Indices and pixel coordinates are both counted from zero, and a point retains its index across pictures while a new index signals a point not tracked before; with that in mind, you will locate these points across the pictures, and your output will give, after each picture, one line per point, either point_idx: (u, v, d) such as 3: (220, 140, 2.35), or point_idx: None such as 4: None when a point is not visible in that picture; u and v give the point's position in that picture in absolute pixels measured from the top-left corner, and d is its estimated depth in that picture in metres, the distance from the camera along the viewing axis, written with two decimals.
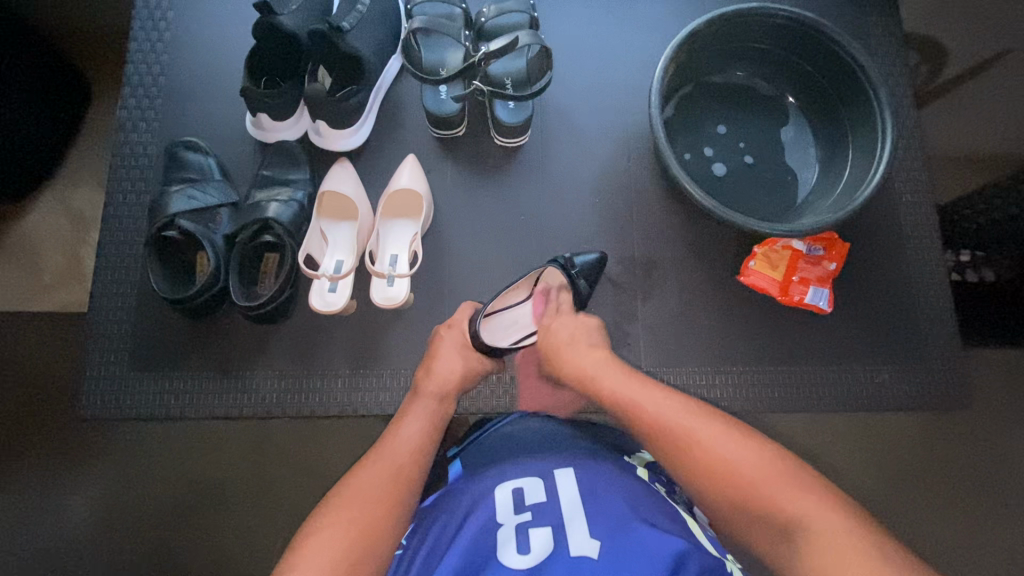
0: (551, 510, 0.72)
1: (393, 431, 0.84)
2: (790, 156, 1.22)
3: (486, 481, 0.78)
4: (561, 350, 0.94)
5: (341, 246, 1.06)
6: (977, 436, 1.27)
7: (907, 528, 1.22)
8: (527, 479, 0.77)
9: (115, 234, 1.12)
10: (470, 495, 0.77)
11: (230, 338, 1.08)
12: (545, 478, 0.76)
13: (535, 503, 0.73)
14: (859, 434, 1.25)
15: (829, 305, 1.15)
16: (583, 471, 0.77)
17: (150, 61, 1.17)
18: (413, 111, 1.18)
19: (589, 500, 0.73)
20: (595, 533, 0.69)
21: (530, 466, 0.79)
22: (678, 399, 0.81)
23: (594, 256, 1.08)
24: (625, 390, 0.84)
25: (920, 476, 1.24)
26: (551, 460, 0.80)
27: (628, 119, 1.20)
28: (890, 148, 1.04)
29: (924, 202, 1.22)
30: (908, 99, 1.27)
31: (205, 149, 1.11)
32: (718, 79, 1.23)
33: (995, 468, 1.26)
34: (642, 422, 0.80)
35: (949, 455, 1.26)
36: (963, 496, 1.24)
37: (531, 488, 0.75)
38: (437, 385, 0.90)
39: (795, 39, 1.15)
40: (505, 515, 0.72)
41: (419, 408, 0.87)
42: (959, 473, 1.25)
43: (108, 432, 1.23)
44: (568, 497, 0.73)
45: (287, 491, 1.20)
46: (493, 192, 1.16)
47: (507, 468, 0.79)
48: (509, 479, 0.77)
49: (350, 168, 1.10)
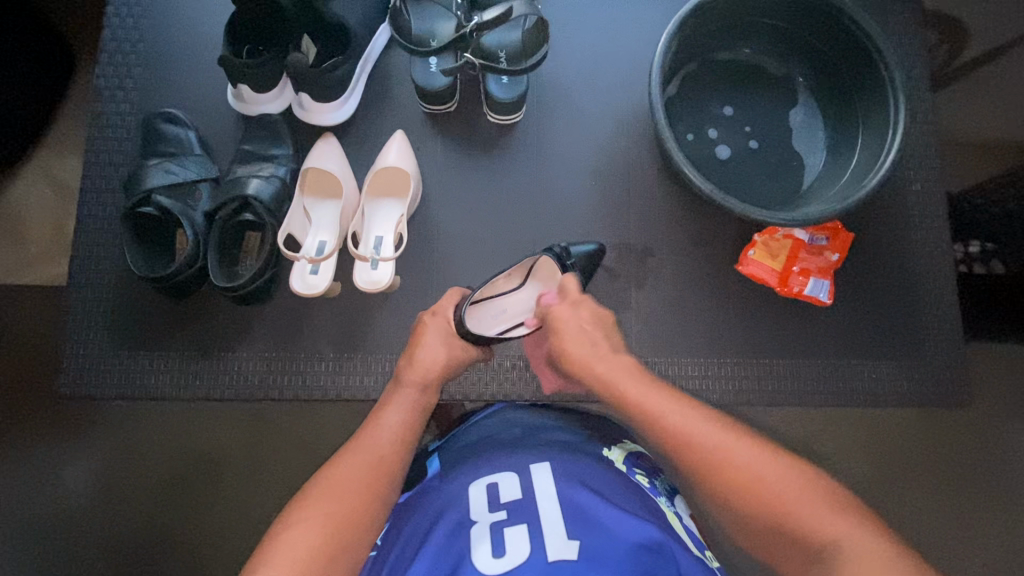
0: (526, 508, 0.70)
1: (374, 421, 0.82)
2: (797, 141, 1.16)
3: (461, 479, 0.76)
4: (576, 334, 0.89)
5: (324, 226, 1.02)
6: (973, 431, 1.25)
7: (900, 522, 1.21)
8: (502, 475, 0.75)
9: (93, 209, 1.08)
10: (446, 493, 0.75)
11: (211, 319, 1.06)
12: (521, 474, 0.74)
13: (510, 500, 0.71)
14: (855, 426, 1.23)
15: (829, 297, 1.11)
16: (560, 468, 0.75)
17: (126, 27, 1.12)
18: (402, 85, 1.13)
19: (566, 498, 0.70)
20: (572, 533, 0.66)
21: (506, 461, 0.77)
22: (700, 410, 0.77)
23: (593, 247, 1.05)
24: (643, 390, 0.80)
25: (914, 470, 1.23)
26: (527, 456, 0.78)
27: (629, 97, 1.15)
28: (902, 134, 0.99)
29: (935, 191, 1.17)
30: (925, 81, 1.20)
31: (184, 122, 1.06)
32: (725, 57, 1.17)
33: (988, 466, 1.24)
34: (659, 425, 0.76)
35: (944, 451, 1.24)
36: (956, 490, 1.23)
37: (505, 484, 0.73)
38: (419, 373, 0.88)
39: (808, 15, 1.09)
40: (479, 513, 0.70)
41: (401, 399, 0.85)
42: (954, 468, 1.24)
43: (94, 408, 1.22)
44: (544, 494, 0.71)
45: (275, 469, 1.19)
46: (486, 172, 1.12)
47: (482, 464, 0.78)
48: (483, 476, 0.75)
49: (335, 144, 1.06)
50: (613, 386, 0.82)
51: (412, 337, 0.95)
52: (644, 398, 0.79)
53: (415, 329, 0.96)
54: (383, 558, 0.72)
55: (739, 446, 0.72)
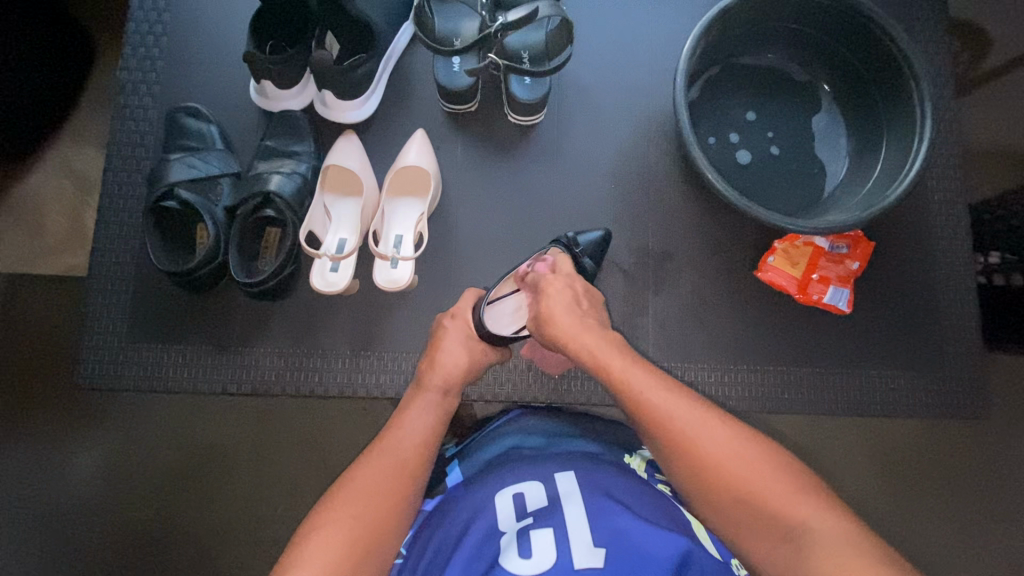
0: (553, 514, 0.70)
1: (396, 424, 0.82)
2: (819, 148, 1.15)
3: (485, 487, 0.76)
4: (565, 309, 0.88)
5: (343, 224, 1.02)
6: (989, 444, 1.24)
7: (912, 534, 1.20)
8: (527, 484, 0.75)
9: (114, 201, 1.08)
10: (471, 501, 0.75)
11: (230, 315, 1.06)
12: (546, 482, 0.74)
13: (536, 508, 0.71)
14: (869, 436, 1.22)
15: (849, 306, 1.10)
16: (585, 477, 0.75)
17: (151, 20, 1.12)
18: (424, 83, 1.12)
19: (591, 504, 0.70)
20: (598, 540, 0.66)
21: (530, 470, 0.77)
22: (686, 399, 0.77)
23: (599, 234, 1.06)
24: (630, 371, 0.80)
25: (928, 482, 1.22)
26: (551, 464, 0.78)
27: (651, 100, 1.14)
28: (928, 143, 0.98)
29: (958, 201, 1.16)
30: (950, 90, 1.19)
31: (207, 116, 1.07)
32: (748, 61, 1.16)
33: (1001, 480, 1.23)
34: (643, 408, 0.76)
35: (957, 464, 1.23)
36: (970, 503, 1.22)
37: (532, 493, 0.73)
38: (439, 375, 0.88)
39: (835, 21, 1.07)
40: (507, 522, 0.70)
41: (422, 401, 0.85)
42: (968, 480, 1.23)
43: (108, 398, 1.23)
44: (569, 501, 0.71)
45: (287, 463, 1.20)
46: (506, 172, 1.11)
47: (507, 473, 0.78)
48: (509, 485, 0.75)
49: (356, 142, 1.06)
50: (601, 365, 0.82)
51: (433, 337, 0.95)
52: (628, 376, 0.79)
53: (434, 334, 0.95)
54: (410, 567, 0.72)
55: (714, 430, 0.73)
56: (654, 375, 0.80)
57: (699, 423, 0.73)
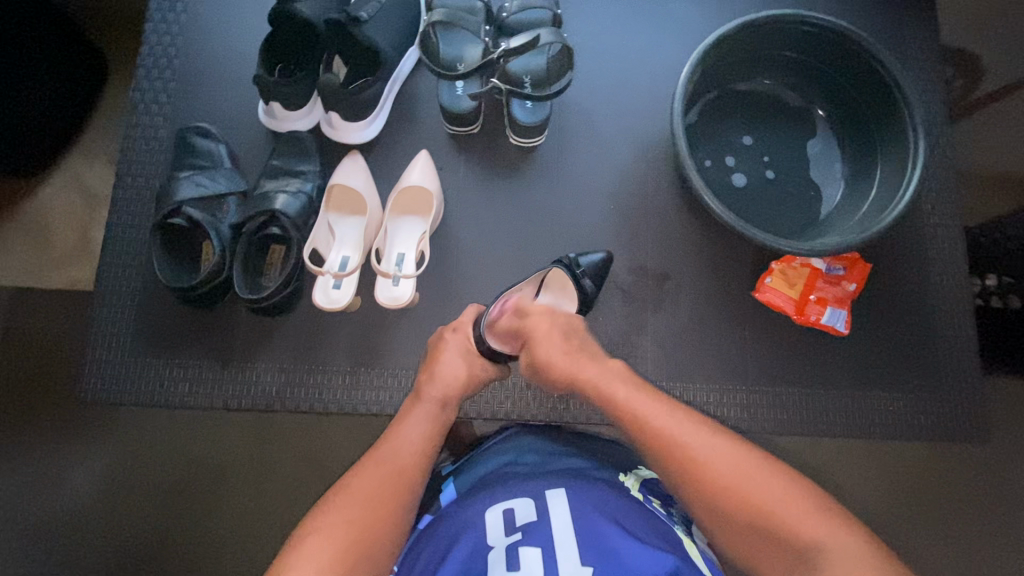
0: (542, 532, 0.70)
1: (395, 431, 0.82)
2: (814, 171, 1.17)
3: (477, 503, 0.76)
4: (553, 347, 0.89)
5: (347, 242, 1.04)
6: (990, 468, 1.24)
7: (914, 560, 1.19)
8: (518, 500, 0.75)
9: (122, 217, 1.11)
10: (460, 515, 0.75)
11: (232, 330, 1.07)
12: (536, 498, 0.75)
13: (526, 524, 0.71)
14: (869, 458, 1.22)
15: (846, 327, 1.11)
16: (576, 494, 0.75)
17: (164, 43, 1.15)
18: (428, 106, 1.15)
19: (581, 523, 0.71)
20: (586, 559, 0.67)
21: (521, 486, 0.77)
22: (688, 419, 0.78)
23: (600, 256, 1.06)
24: (632, 394, 0.82)
25: (929, 507, 1.21)
26: (543, 482, 0.78)
27: (649, 123, 1.17)
28: (921, 168, 1.00)
29: (953, 224, 1.18)
30: (942, 115, 1.21)
31: (216, 136, 1.09)
32: (744, 87, 1.19)
33: (1005, 504, 1.22)
34: (646, 431, 0.77)
35: (960, 487, 1.22)
36: (971, 528, 1.21)
37: (522, 510, 0.73)
38: (438, 386, 0.89)
39: (829, 50, 1.10)
40: (496, 539, 0.71)
41: (422, 411, 0.86)
42: (970, 506, 1.22)
43: (109, 413, 1.23)
44: (558, 519, 0.71)
45: (285, 480, 1.20)
46: (506, 193, 1.13)
47: (498, 490, 0.78)
48: (500, 501, 0.75)
49: (361, 162, 1.08)
50: (604, 391, 0.83)
51: (432, 350, 0.96)
52: (632, 401, 0.81)
53: (434, 346, 0.95)
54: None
55: (717, 451, 0.74)
56: (654, 397, 0.81)
57: (705, 446, 0.74)
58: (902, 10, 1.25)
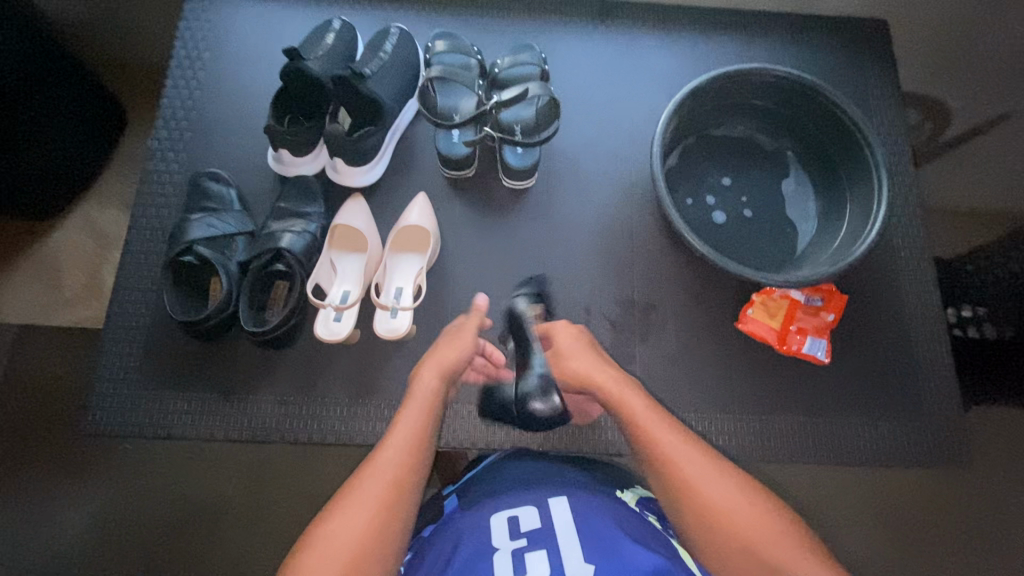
0: (545, 535, 0.77)
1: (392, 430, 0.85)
2: (790, 209, 1.25)
3: (483, 510, 0.83)
4: (571, 343, 1.00)
5: (348, 277, 1.10)
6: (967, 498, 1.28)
7: None
8: (522, 508, 0.82)
9: (135, 256, 1.17)
10: (468, 522, 0.82)
11: (235, 363, 1.11)
12: (540, 507, 0.82)
13: (530, 529, 0.78)
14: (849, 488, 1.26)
15: (827, 356, 1.16)
16: (576, 500, 0.82)
17: (182, 97, 1.25)
18: (426, 152, 1.24)
19: (582, 526, 0.78)
20: (588, 557, 0.73)
21: (525, 496, 0.85)
22: (693, 444, 0.81)
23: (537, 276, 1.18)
24: (647, 413, 0.85)
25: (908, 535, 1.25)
26: (545, 491, 0.85)
27: (632, 166, 1.25)
28: (886, 207, 1.08)
29: (922, 258, 1.24)
30: (906, 157, 1.30)
31: (228, 180, 1.16)
32: (720, 133, 1.28)
33: (984, 529, 1.27)
34: (654, 451, 0.81)
35: (937, 515, 1.27)
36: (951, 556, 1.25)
37: (526, 516, 0.80)
38: (432, 373, 0.94)
39: (795, 99, 1.20)
40: (501, 541, 0.78)
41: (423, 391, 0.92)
42: (948, 535, 1.26)
43: (111, 448, 1.25)
44: (560, 524, 0.78)
45: (283, 514, 1.22)
46: (500, 231, 1.20)
47: (504, 499, 0.85)
48: (504, 509, 0.83)
49: (363, 204, 1.15)
50: (615, 397, 0.89)
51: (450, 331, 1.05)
52: (645, 420, 0.84)
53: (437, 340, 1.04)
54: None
55: (716, 481, 0.77)
56: (667, 420, 0.84)
57: (704, 474, 0.77)
58: (864, 63, 1.36)
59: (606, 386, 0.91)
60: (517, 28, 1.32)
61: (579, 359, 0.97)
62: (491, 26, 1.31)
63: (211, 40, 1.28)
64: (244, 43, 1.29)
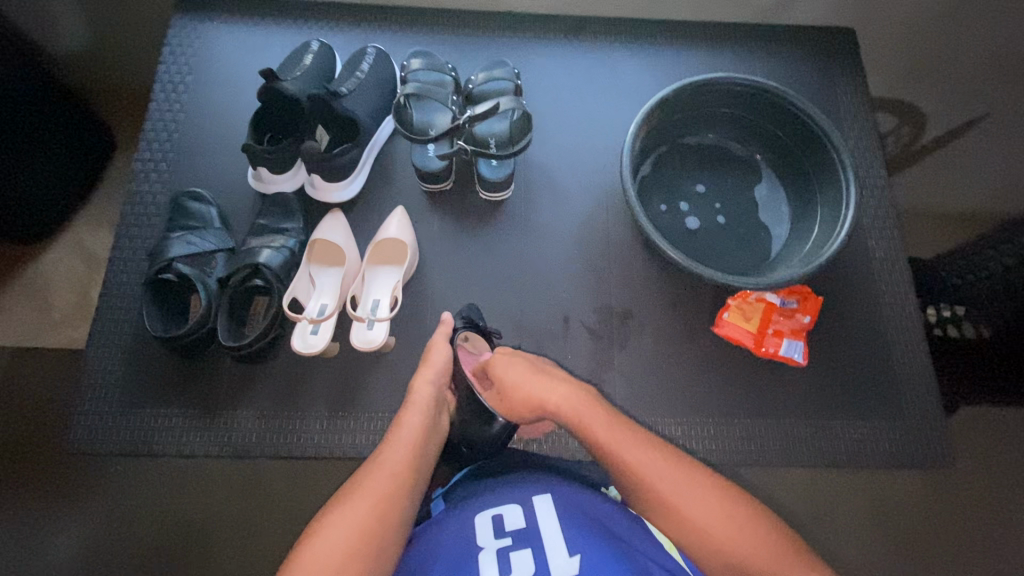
0: (531, 534, 0.77)
1: (392, 434, 0.86)
2: (762, 214, 1.27)
3: (468, 509, 0.82)
4: (515, 373, 0.94)
5: (326, 291, 1.13)
6: (948, 494, 1.29)
7: None
8: (507, 507, 0.81)
9: (118, 276, 1.18)
10: (452, 521, 0.81)
11: (216, 379, 1.12)
12: (524, 505, 0.81)
13: (515, 529, 0.78)
14: (832, 488, 1.27)
15: (804, 357, 1.17)
16: (561, 497, 0.82)
17: (166, 120, 1.28)
18: (404, 167, 1.27)
19: (566, 523, 0.78)
20: (573, 550, 0.74)
21: (511, 493, 0.83)
22: (663, 456, 0.80)
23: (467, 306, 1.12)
24: (612, 434, 0.82)
25: (892, 533, 1.26)
26: (530, 487, 0.84)
27: (606, 175, 1.28)
28: (854, 209, 1.10)
29: (897, 258, 1.26)
30: (878, 160, 1.33)
31: (208, 199, 1.19)
32: (692, 141, 1.31)
33: (967, 532, 1.27)
34: (627, 473, 0.79)
35: (920, 513, 1.27)
36: (934, 553, 1.25)
37: (510, 515, 0.79)
38: (428, 379, 0.96)
39: (762, 105, 1.23)
40: (486, 541, 0.77)
41: (420, 396, 0.93)
42: (931, 532, 1.27)
43: (99, 469, 1.26)
44: (545, 522, 0.78)
45: (270, 530, 1.22)
46: (477, 243, 1.22)
47: (489, 496, 0.83)
48: (489, 507, 0.81)
49: (342, 219, 1.18)
50: (578, 421, 0.85)
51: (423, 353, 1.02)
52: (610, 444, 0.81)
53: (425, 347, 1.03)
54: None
55: (692, 494, 0.76)
56: (633, 436, 0.82)
57: (680, 489, 0.76)
58: (832, 71, 1.39)
59: (571, 408, 0.87)
60: (491, 44, 1.36)
61: (529, 387, 0.92)
62: (465, 44, 1.35)
63: (194, 65, 1.32)
64: (226, 66, 1.32)
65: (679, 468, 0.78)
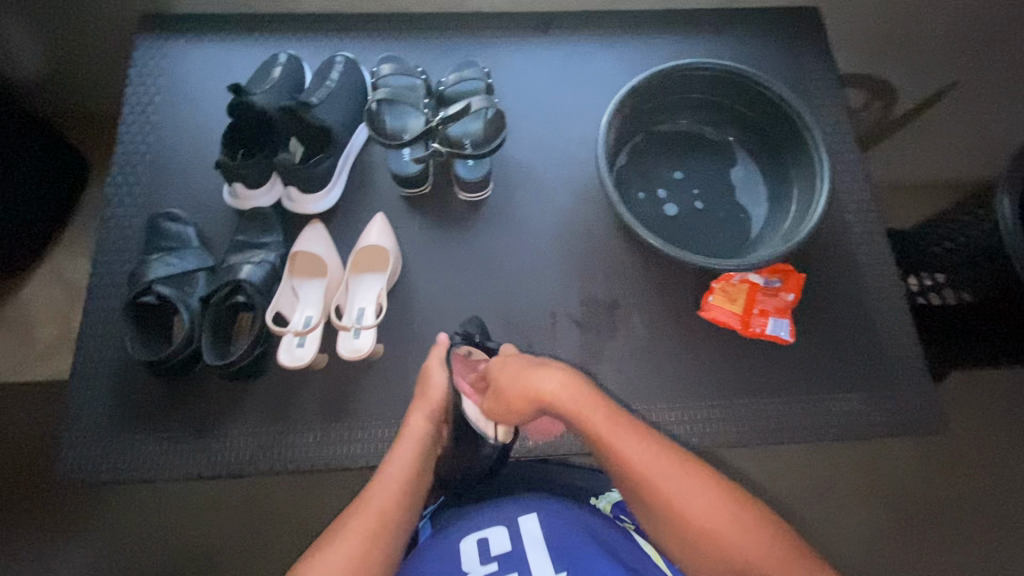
0: (516, 558, 0.78)
1: (383, 468, 0.85)
2: (740, 196, 1.28)
3: (454, 534, 0.83)
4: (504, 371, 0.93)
5: (310, 303, 1.12)
6: (938, 456, 1.32)
7: (883, 553, 1.25)
8: (492, 529, 0.82)
9: (98, 303, 1.17)
10: (439, 548, 0.81)
11: (204, 399, 1.11)
12: (509, 525, 0.82)
13: (500, 552, 0.79)
14: (823, 458, 1.30)
15: (791, 334, 1.18)
16: (545, 516, 0.83)
17: (137, 142, 1.27)
18: (381, 174, 1.26)
19: (550, 541, 0.79)
20: (559, 567, 0.76)
21: (496, 515, 0.84)
22: (676, 461, 0.80)
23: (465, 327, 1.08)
24: (629, 442, 0.81)
25: (886, 499, 1.28)
26: (515, 507, 0.85)
27: (583, 168, 1.28)
28: (829, 183, 1.12)
29: (874, 230, 1.27)
30: (850, 135, 1.34)
31: (185, 219, 1.18)
32: (666, 128, 1.32)
33: (961, 492, 1.30)
34: (640, 481, 0.79)
35: (913, 477, 1.30)
36: (930, 516, 1.28)
37: (495, 539, 0.80)
38: (423, 414, 0.94)
39: (732, 88, 1.24)
40: (471, 566, 0.78)
41: (414, 430, 0.91)
42: (925, 495, 1.29)
43: (97, 498, 1.24)
44: (529, 542, 0.79)
45: (275, 543, 1.21)
46: (459, 244, 1.22)
47: (474, 518, 0.84)
48: (474, 531, 0.82)
49: (321, 229, 1.17)
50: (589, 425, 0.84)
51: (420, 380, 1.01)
52: (638, 460, 0.79)
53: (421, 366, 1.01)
54: None
55: (702, 502, 0.76)
56: (648, 443, 0.81)
57: (692, 499, 0.76)
58: (801, 48, 1.40)
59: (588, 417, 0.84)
60: (460, 45, 1.36)
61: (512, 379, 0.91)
62: (434, 46, 1.35)
63: (162, 84, 1.31)
64: (193, 84, 1.31)
65: (692, 476, 0.78)
